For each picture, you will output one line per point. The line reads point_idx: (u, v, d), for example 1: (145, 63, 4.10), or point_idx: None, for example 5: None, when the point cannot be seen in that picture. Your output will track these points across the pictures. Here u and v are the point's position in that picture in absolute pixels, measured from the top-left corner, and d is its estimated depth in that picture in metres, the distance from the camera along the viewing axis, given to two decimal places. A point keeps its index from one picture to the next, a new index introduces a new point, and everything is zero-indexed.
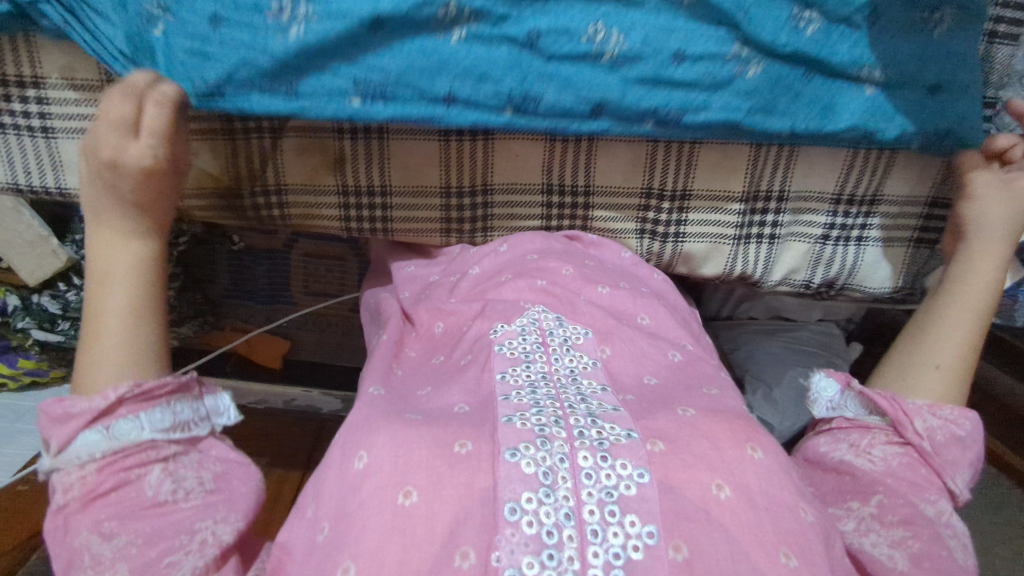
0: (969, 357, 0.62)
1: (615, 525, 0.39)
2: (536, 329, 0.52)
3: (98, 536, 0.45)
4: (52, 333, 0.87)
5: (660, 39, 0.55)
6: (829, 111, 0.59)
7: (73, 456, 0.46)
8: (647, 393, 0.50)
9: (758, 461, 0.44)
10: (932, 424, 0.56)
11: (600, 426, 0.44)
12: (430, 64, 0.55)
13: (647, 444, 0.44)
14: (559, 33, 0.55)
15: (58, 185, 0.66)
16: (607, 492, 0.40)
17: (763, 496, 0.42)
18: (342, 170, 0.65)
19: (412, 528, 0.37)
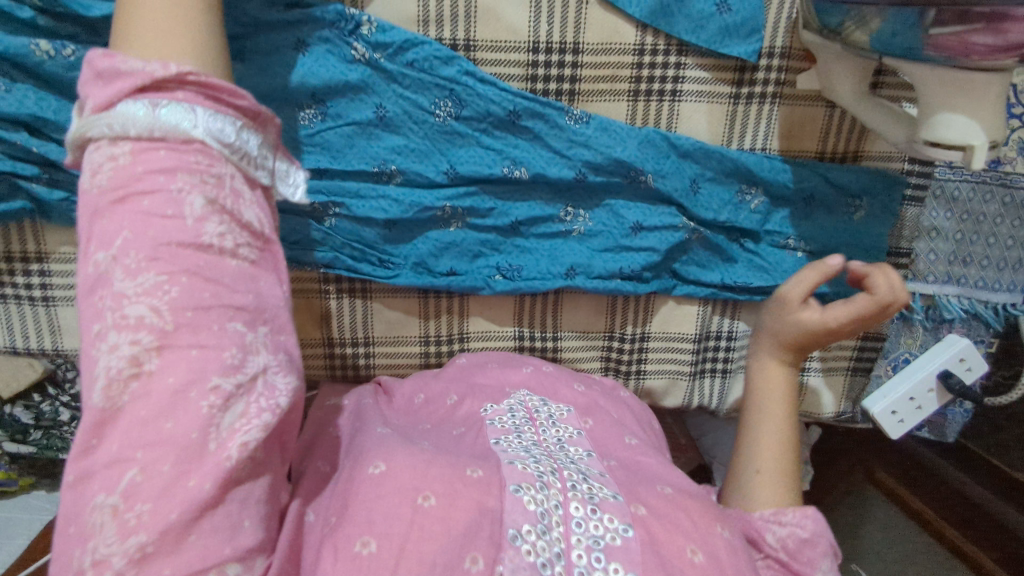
0: (791, 463, 0.63)
1: (601, 570, 0.43)
2: (522, 408, 0.58)
3: (121, 271, 0.38)
4: (24, 445, 0.73)
5: (620, 220, 0.70)
6: (762, 272, 0.73)
7: (111, 121, 0.39)
8: (628, 462, 0.55)
9: (726, 538, 0.49)
10: (781, 532, 0.57)
11: (591, 483, 0.49)
12: (434, 249, 0.67)
13: (630, 506, 0.48)
14: (538, 219, 0.69)
15: (55, 348, 0.69)
16: (595, 539, 0.45)
17: (731, 566, 0.47)
18: (327, 325, 0.71)
19: (427, 524, 0.42)
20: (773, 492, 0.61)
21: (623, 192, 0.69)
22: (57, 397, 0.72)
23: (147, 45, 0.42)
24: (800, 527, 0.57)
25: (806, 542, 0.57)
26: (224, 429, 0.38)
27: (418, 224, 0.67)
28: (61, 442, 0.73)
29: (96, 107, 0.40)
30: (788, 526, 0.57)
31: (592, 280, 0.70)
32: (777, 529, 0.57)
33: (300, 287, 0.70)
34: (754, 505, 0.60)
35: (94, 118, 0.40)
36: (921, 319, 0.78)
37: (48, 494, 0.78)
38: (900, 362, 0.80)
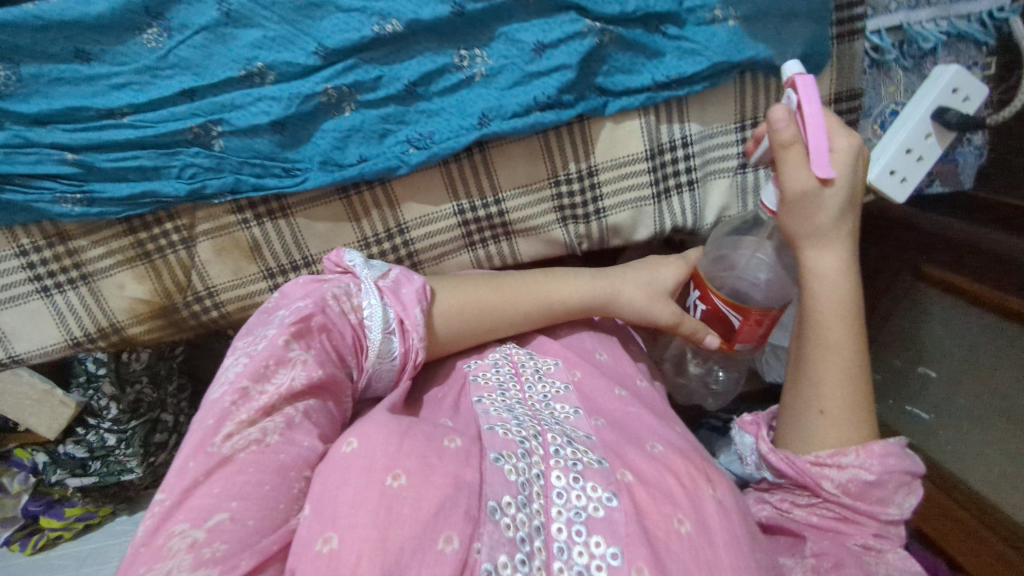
0: (858, 388, 0.50)
1: (580, 544, 0.38)
2: (507, 362, 0.52)
3: (305, 366, 0.43)
4: (86, 478, 0.72)
5: (518, 47, 0.54)
6: (696, 57, 0.56)
7: (370, 290, 0.49)
8: (619, 417, 0.48)
9: (717, 501, 0.42)
10: (840, 478, 0.48)
11: (576, 447, 0.43)
12: (336, 140, 0.54)
13: (617, 473, 0.42)
14: (432, 75, 0.54)
15: (9, 355, 0.60)
16: (576, 511, 0.40)
17: (722, 533, 0.40)
18: (261, 257, 0.59)
19: (398, 509, 0.35)
20: (832, 431, 0.50)
21: (513, 11, 0.53)
22: (98, 426, 0.70)
23: (440, 311, 0.51)
24: (865, 469, 0.48)
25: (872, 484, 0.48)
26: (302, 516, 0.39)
27: (305, 120, 0.54)
28: (118, 465, 0.72)
29: (376, 283, 0.50)
30: (849, 470, 0.48)
31: (509, 123, 0.55)
32: (835, 476, 0.48)
33: (218, 220, 0.57)
34: (809, 447, 0.50)
35: (368, 289, 0.49)
36: (897, 58, 0.62)
37: (129, 516, 0.79)
38: (886, 119, 0.62)
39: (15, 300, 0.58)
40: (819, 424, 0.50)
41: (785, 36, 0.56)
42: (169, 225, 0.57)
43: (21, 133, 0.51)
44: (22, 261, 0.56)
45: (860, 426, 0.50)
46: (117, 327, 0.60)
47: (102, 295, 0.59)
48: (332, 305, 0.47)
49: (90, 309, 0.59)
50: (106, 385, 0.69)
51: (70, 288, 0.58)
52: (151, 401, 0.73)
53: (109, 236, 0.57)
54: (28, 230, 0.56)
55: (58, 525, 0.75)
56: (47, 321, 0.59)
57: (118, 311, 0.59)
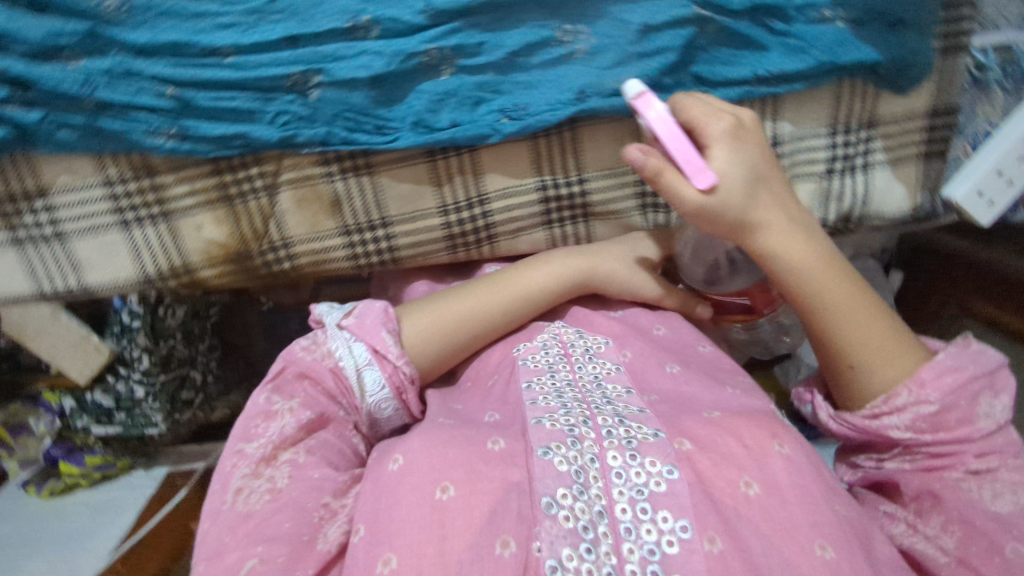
0: (875, 320, 0.50)
1: (648, 522, 0.41)
2: (557, 343, 0.53)
3: (294, 419, 0.48)
4: (111, 427, 0.77)
5: (623, 28, 0.55)
6: (803, 54, 0.56)
7: (339, 337, 0.51)
8: (672, 393, 0.50)
9: (786, 458, 0.44)
10: (904, 418, 0.49)
11: (628, 425, 0.45)
12: (430, 102, 0.56)
13: (674, 443, 0.44)
14: (534, 45, 0.55)
15: (81, 285, 0.62)
16: (637, 490, 0.42)
17: (793, 492, 0.42)
18: (340, 213, 0.61)
19: (450, 521, 0.39)
20: (873, 377, 0.50)
21: None
22: (128, 376, 0.74)
23: (410, 339, 0.53)
24: (924, 402, 0.48)
25: (938, 412, 0.48)
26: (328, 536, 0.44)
27: (404, 78, 0.56)
28: (143, 418, 0.76)
29: (342, 327, 0.52)
30: (908, 409, 0.49)
31: (608, 101, 0.56)
32: (899, 421, 0.49)
33: (302, 171, 0.59)
34: (861, 403, 0.51)
35: (334, 334, 0.52)
36: (997, 79, 0.61)
37: (147, 470, 0.84)
38: (979, 139, 0.62)
39: (98, 230, 0.60)
40: (856, 379, 0.51)
41: (895, 42, 0.56)
42: (255, 171, 0.59)
43: (124, 61, 0.53)
44: (107, 191, 0.59)
45: (898, 353, 0.50)
46: (189, 267, 0.62)
47: (179, 234, 0.60)
48: (303, 358, 0.51)
49: (166, 246, 0.61)
50: (140, 336, 0.72)
51: (149, 224, 0.60)
52: (182, 357, 0.77)
53: (197, 177, 0.59)
54: (117, 160, 0.58)
55: (77, 473, 0.79)
56: (124, 253, 0.61)
57: (192, 252, 0.61)
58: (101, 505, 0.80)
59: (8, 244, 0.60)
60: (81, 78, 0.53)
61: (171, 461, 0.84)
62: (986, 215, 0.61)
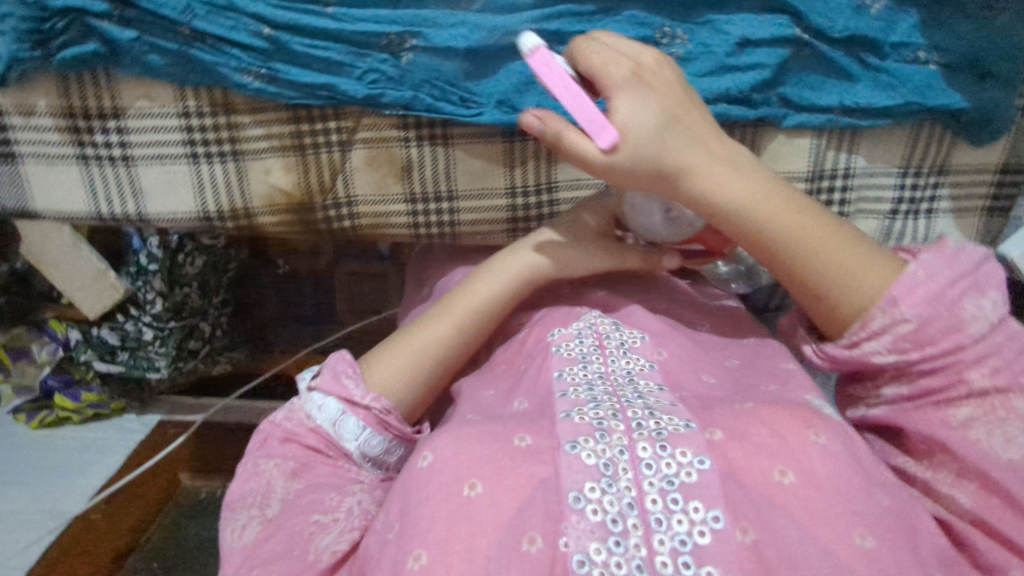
0: (825, 240, 0.47)
1: (679, 513, 0.40)
2: (593, 333, 0.52)
3: (283, 473, 0.52)
4: (114, 364, 0.85)
5: (723, 38, 0.57)
6: (891, 91, 0.58)
7: (313, 403, 0.54)
8: (704, 393, 0.49)
9: (822, 446, 0.43)
10: (885, 340, 0.46)
11: (658, 417, 0.44)
12: (518, 82, 0.57)
13: (705, 434, 0.44)
14: (628, 44, 0.56)
15: (139, 212, 0.62)
16: (668, 480, 0.41)
17: (829, 480, 0.41)
18: (408, 178, 0.61)
19: (477, 518, 0.40)
20: (841, 304, 0.47)
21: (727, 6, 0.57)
22: (139, 317, 0.83)
23: (384, 383, 0.54)
24: (902, 321, 0.45)
25: (921, 326, 0.45)
26: (323, 547, 0.48)
27: (497, 56, 0.57)
28: (146, 361, 0.85)
29: (313, 389, 0.54)
30: (885, 330, 0.46)
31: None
32: (881, 347, 0.46)
33: (380, 132, 0.60)
34: (839, 333, 0.48)
35: (308, 399, 0.54)
36: None
37: (139, 415, 0.92)
38: None
39: (165, 159, 0.60)
40: (825, 310, 0.48)
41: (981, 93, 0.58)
42: (333, 125, 0.59)
43: None
44: (181, 121, 0.59)
45: (862, 268, 0.46)
46: (249, 212, 0.62)
47: (246, 176, 0.61)
48: (286, 424, 0.54)
49: (231, 184, 0.61)
50: (156, 280, 0.80)
51: (218, 160, 0.60)
52: (194, 307, 0.85)
53: (275, 122, 0.59)
54: (197, 93, 0.58)
55: (71, 407, 0.87)
56: (187, 187, 0.61)
57: (255, 196, 0.61)
58: (89, 443, 0.88)
59: (73, 159, 0.60)
60: (182, 5, 0.53)
61: (161, 408, 0.92)
62: None
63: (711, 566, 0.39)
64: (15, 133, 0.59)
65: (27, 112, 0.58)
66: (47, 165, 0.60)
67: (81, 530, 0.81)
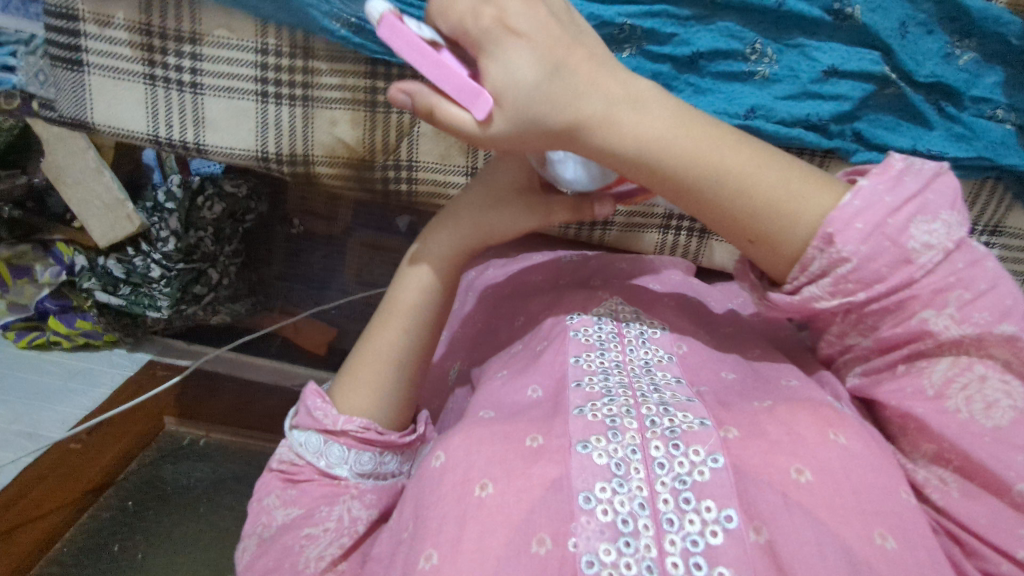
0: (740, 172, 0.43)
1: (691, 512, 0.40)
2: (613, 320, 0.52)
3: (281, 501, 0.53)
4: (114, 296, 0.86)
5: (812, 63, 0.57)
6: (964, 143, 0.57)
7: (295, 441, 0.54)
8: (723, 387, 0.49)
9: (842, 447, 0.42)
10: (825, 283, 0.42)
11: (672, 414, 0.44)
12: None
13: (720, 431, 0.43)
14: (721, 55, 0.57)
15: (196, 141, 0.65)
16: (681, 480, 0.41)
17: (849, 479, 0.41)
18: (472, 153, 0.65)
19: (486, 517, 0.40)
20: (772, 244, 0.43)
21: (821, 31, 0.57)
22: (149, 253, 0.85)
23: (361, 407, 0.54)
24: (839, 259, 0.41)
25: (870, 261, 0.41)
26: (311, 557, 0.50)
27: None
28: (148, 299, 0.87)
29: (295, 427, 0.55)
30: (827, 269, 0.42)
31: (773, 126, 0.57)
32: (819, 289, 0.43)
33: None
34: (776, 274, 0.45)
35: (290, 439, 0.55)
36: None
37: (129, 353, 0.95)
38: None
39: (232, 92, 0.63)
40: (758, 252, 0.44)
41: None
42: None
43: None
44: (258, 57, 0.62)
45: (786, 197, 0.43)
46: (307, 158, 0.66)
47: (313, 122, 0.64)
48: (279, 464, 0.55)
49: (294, 129, 0.64)
50: (172, 219, 0.83)
51: (286, 103, 0.63)
52: (206, 253, 0.86)
53: (350, 80, 0.62)
54: (279, 33, 0.61)
55: (63, 332, 0.89)
56: (249, 125, 0.64)
57: (318, 143, 0.65)
58: (77, 371, 0.90)
59: (140, 78, 0.63)
60: None
61: (153, 349, 0.96)
62: None
63: (722, 567, 0.38)
64: (88, 40, 0.62)
65: (104, 22, 0.61)
66: (113, 81, 0.63)
67: (58, 453, 0.81)
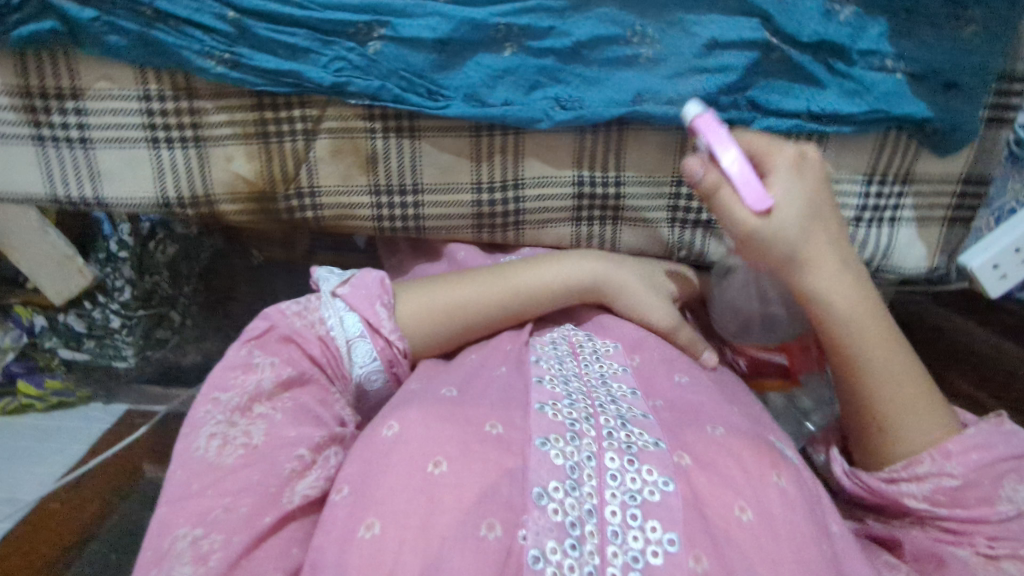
0: (906, 376, 0.58)
1: (636, 528, 0.46)
2: (566, 342, 0.62)
3: (275, 377, 0.56)
4: (78, 352, 0.83)
5: (692, 41, 0.60)
6: (858, 98, 0.62)
7: (332, 305, 0.60)
8: (675, 401, 0.57)
9: (781, 490, 0.49)
10: (923, 489, 0.56)
11: (629, 430, 0.51)
12: (489, 77, 0.61)
13: (674, 456, 0.50)
14: (601, 40, 0.61)
15: (95, 195, 0.66)
16: (631, 495, 0.48)
17: (785, 525, 0.47)
18: (373, 170, 0.66)
19: (439, 495, 0.46)
20: (905, 429, 0.57)
21: (699, 6, 0.60)
22: (106, 305, 0.80)
23: (407, 317, 0.61)
24: (948, 476, 0.55)
25: (958, 489, 0.55)
26: (297, 490, 0.51)
27: (468, 48, 0.61)
28: (113, 350, 0.84)
29: (338, 296, 0.60)
30: (929, 480, 0.55)
31: (662, 107, 0.62)
32: (915, 488, 0.56)
33: (346, 124, 0.64)
34: (886, 454, 0.58)
35: (326, 302, 0.60)
36: None
37: (104, 405, 0.89)
38: (1003, 214, 0.72)
39: (123, 142, 0.64)
40: (885, 433, 0.58)
41: (944, 105, 0.62)
42: (298, 115, 0.64)
43: None
44: (142, 105, 0.63)
45: (928, 413, 0.57)
46: (210, 198, 0.67)
47: (207, 161, 0.65)
48: (291, 322, 0.58)
49: (191, 170, 0.66)
50: (125, 267, 0.78)
51: (178, 145, 0.65)
52: (164, 296, 0.83)
53: (240, 117, 0.64)
54: (159, 77, 0.62)
55: (34, 394, 0.85)
56: (147, 171, 0.66)
57: (216, 181, 0.66)
58: (54, 433, 0.85)
59: (29, 139, 0.64)
60: None
61: (128, 399, 0.89)
62: (996, 287, 0.70)
63: None
64: None
65: None
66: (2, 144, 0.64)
67: (38, 513, 0.78)
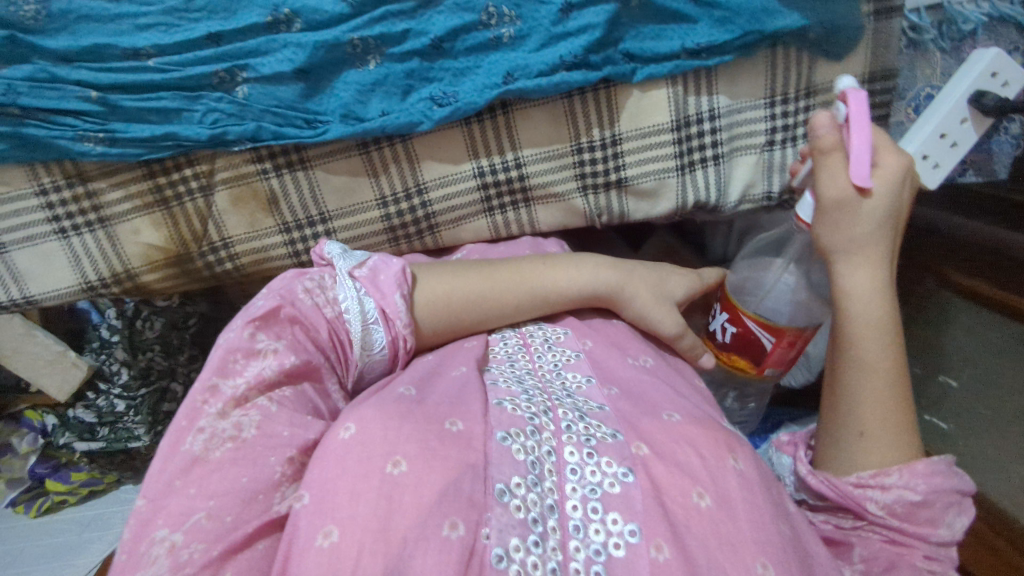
0: (898, 394, 0.58)
1: (597, 522, 0.46)
2: (517, 335, 0.63)
3: (274, 363, 0.53)
4: (94, 442, 0.83)
5: (547, 9, 0.64)
6: (727, 24, 0.64)
7: (348, 286, 0.59)
8: (630, 386, 0.56)
9: (739, 471, 0.48)
10: (886, 500, 0.55)
11: (588, 422, 0.51)
12: (357, 94, 0.64)
13: (632, 446, 0.50)
14: (460, 31, 0.64)
15: (23, 295, 0.68)
16: (591, 489, 0.47)
17: (743, 505, 0.46)
18: (277, 210, 0.69)
19: (399, 496, 0.43)
20: (876, 447, 0.57)
21: None
22: (108, 390, 0.81)
23: (419, 304, 0.60)
24: (910, 490, 0.55)
25: (918, 504, 0.54)
26: None
27: (330, 70, 0.63)
28: (125, 432, 0.83)
29: (353, 276, 0.60)
30: (894, 491, 0.55)
31: (534, 80, 0.64)
32: (880, 496, 0.55)
33: (237, 172, 0.66)
34: (850, 466, 0.58)
35: (343, 281, 0.59)
36: (934, 39, 0.68)
37: (135, 486, 0.93)
38: (921, 101, 0.70)
39: (35, 240, 0.66)
40: (857, 441, 0.58)
41: (820, 10, 0.65)
42: (189, 174, 0.66)
43: (45, 68, 0.59)
44: (42, 200, 0.65)
45: (900, 442, 0.57)
46: (130, 271, 0.69)
47: (117, 238, 0.67)
48: (295, 306, 0.56)
49: (104, 251, 0.68)
50: (119, 350, 0.80)
51: (86, 231, 0.67)
52: (161, 369, 0.84)
53: (136, 189, 0.66)
54: (49, 169, 0.64)
55: (64, 489, 0.89)
56: (63, 263, 0.68)
57: (132, 254, 0.68)
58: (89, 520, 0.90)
59: None
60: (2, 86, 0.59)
61: None
62: (932, 178, 0.67)
63: None
64: None
65: None
66: None
67: None
